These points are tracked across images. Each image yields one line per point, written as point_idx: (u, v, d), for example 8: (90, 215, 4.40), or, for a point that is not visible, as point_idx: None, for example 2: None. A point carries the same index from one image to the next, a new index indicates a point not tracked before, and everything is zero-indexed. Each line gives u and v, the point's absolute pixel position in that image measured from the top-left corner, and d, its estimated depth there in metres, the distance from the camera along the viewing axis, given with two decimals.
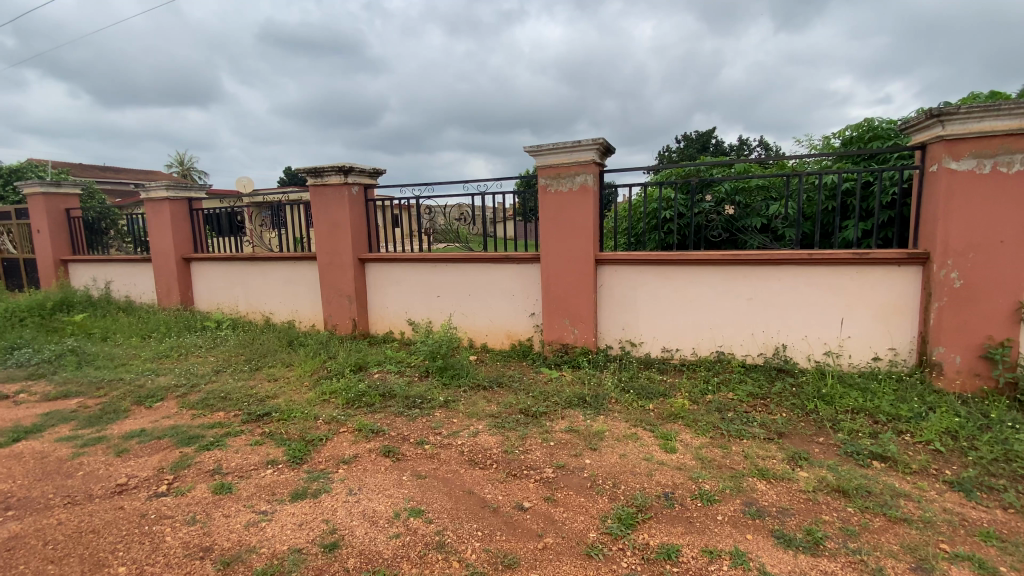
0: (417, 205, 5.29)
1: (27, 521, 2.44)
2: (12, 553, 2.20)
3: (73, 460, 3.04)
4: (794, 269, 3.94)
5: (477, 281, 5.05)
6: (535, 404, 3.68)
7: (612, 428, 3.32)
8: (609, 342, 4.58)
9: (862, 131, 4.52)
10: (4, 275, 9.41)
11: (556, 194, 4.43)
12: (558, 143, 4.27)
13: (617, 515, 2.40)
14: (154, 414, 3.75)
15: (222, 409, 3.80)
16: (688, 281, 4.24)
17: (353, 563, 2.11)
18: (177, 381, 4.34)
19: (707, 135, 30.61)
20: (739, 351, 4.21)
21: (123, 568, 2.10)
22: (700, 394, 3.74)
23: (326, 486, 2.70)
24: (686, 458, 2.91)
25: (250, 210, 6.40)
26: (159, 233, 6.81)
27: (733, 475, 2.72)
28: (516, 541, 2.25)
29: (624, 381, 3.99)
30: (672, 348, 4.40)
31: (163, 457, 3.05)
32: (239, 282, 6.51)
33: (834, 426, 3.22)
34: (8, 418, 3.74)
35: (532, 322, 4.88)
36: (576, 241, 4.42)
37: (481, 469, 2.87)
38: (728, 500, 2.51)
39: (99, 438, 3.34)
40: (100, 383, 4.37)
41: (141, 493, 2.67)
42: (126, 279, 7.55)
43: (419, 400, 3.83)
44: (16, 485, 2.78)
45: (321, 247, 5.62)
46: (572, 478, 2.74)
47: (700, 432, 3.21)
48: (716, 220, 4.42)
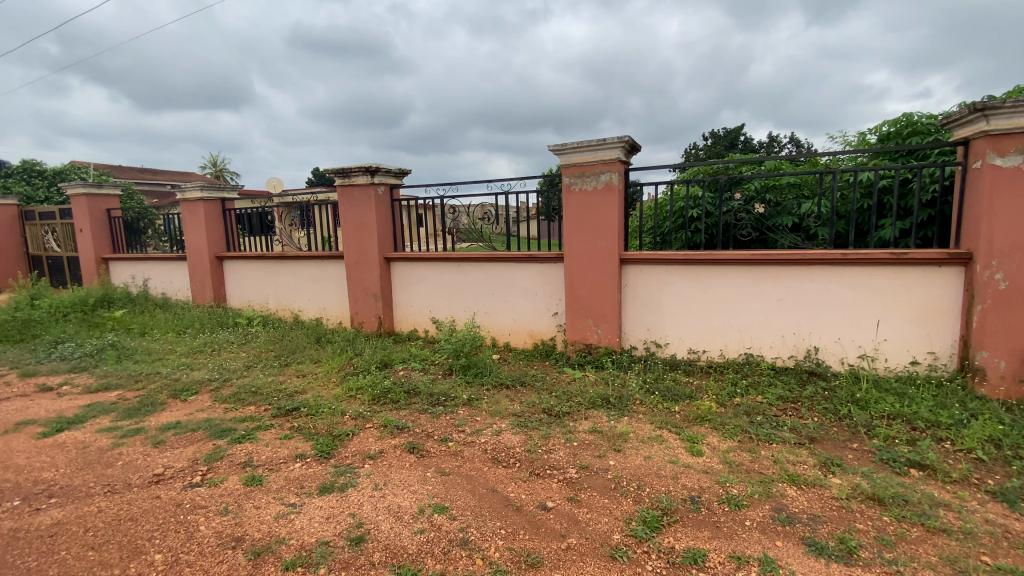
0: (442, 204, 5.33)
1: (69, 508, 2.55)
2: (55, 539, 2.30)
3: (113, 450, 3.17)
4: (827, 269, 3.82)
5: (501, 281, 5.06)
6: (558, 404, 3.67)
7: (637, 429, 3.28)
8: (634, 342, 4.53)
9: (901, 126, 4.35)
10: (51, 272, 9.92)
11: (580, 193, 4.41)
12: (582, 141, 4.25)
13: (642, 518, 2.37)
14: (188, 407, 3.89)
15: (253, 403, 3.91)
16: (715, 281, 4.16)
17: (379, 558, 2.14)
18: (211, 375, 4.48)
19: (735, 132, 30.13)
20: (769, 353, 4.11)
21: (160, 555, 2.17)
22: (727, 397, 3.66)
23: (352, 480, 2.75)
24: (714, 462, 2.86)
25: (280, 210, 6.56)
26: (193, 232, 7.04)
27: (762, 480, 2.65)
28: (540, 541, 2.24)
29: (649, 383, 3.94)
30: (699, 350, 4.32)
31: (197, 449, 3.15)
32: (269, 279, 6.67)
33: (869, 431, 3.11)
34: (53, 408, 3.93)
35: (555, 321, 4.86)
36: (601, 240, 4.38)
37: (504, 468, 2.87)
38: (758, 505, 2.45)
39: (138, 429, 3.47)
40: (138, 377, 4.55)
41: (177, 483, 2.76)
42: (162, 277, 7.83)
43: (443, 397, 3.86)
44: (60, 474, 2.91)
45: (348, 246, 5.71)
46: (597, 480, 2.72)
47: (727, 435, 3.15)
48: (745, 219, 4.31)
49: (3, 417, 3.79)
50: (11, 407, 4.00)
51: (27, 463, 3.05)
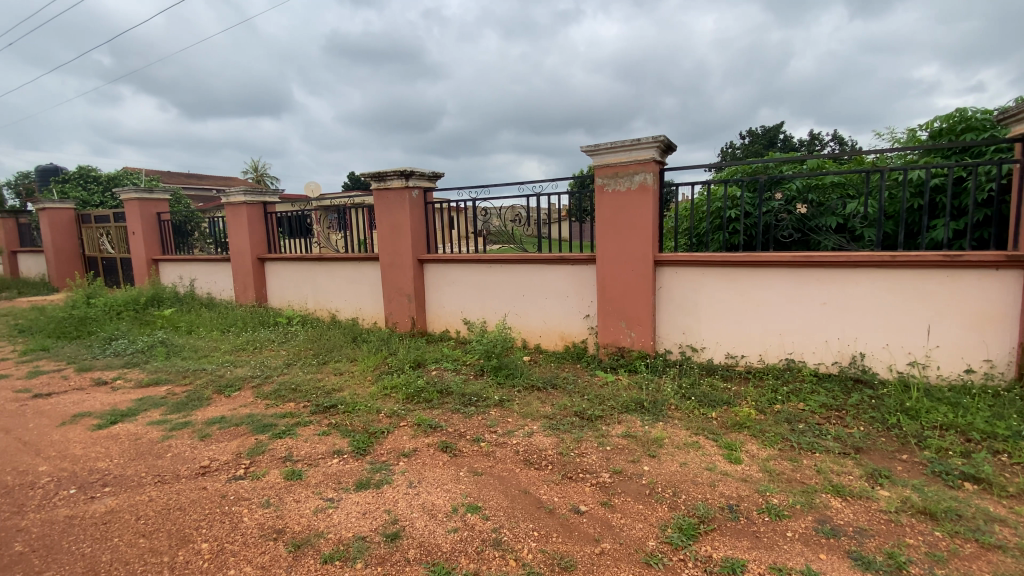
0: (473, 206, 5.38)
1: (122, 497, 2.69)
2: (109, 525, 2.43)
3: (162, 442, 3.33)
4: (874, 272, 3.66)
5: (532, 282, 5.06)
6: (590, 407, 3.63)
7: (672, 435, 3.21)
8: (668, 346, 4.45)
9: (954, 122, 4.12)
10: (106, 272, 10.50)
11: (614, 194, 4.37)
12: (616, 142, 4.21)
13: (678, 525, 2.32)
14: (232, 402, 4.05)
15: (293, 399, 4.03)
16: (754, 283, 4.04)
17: (414, 554, 2.17)
18: (253, 372, 4.65)
19: (774, 129, 29.28)
20: (811, 359, 3.96)
21: (206, 544, 2.26)
22: (767, 403, 3.55)
23: (387, 477, 2.80)
24: (753, 470, 2.77)
25: (318, 213, 6.76)
26: (236, 234, 7.33)
27: (805, 490, 2.56)
28: (573, 545, 2.22)
29: (685, 388, 3.85)
30: (737, 354, 4.20)
31: (240, 443, 3.27)
32: (307, 280, 6.87)
33: (920, 442, 2.96)
34: (108, 401, 4.15)
35: (587, 323, 4.82)
36: (634, 241, 4.32)
37: (537, 470, 2.87)
38: (800, 516, 2.36)
39: (185, 422, 3.63)
40: (186, 372, 4.76)
41: (221, 475, 2.88)
42: (208, 277, 8.18)
43: (475, 398, 3.89)
44: (114, 464, 3.07)
45: (383, 248, 5.83)
46: (631, 485, 2.68)
47: (767, 443, 3.05)
48: (787, 219, 4.18)
49: (63, 408, 4.03)
50: (70, 399, 4.25)
51: (85, 453, 3.23)
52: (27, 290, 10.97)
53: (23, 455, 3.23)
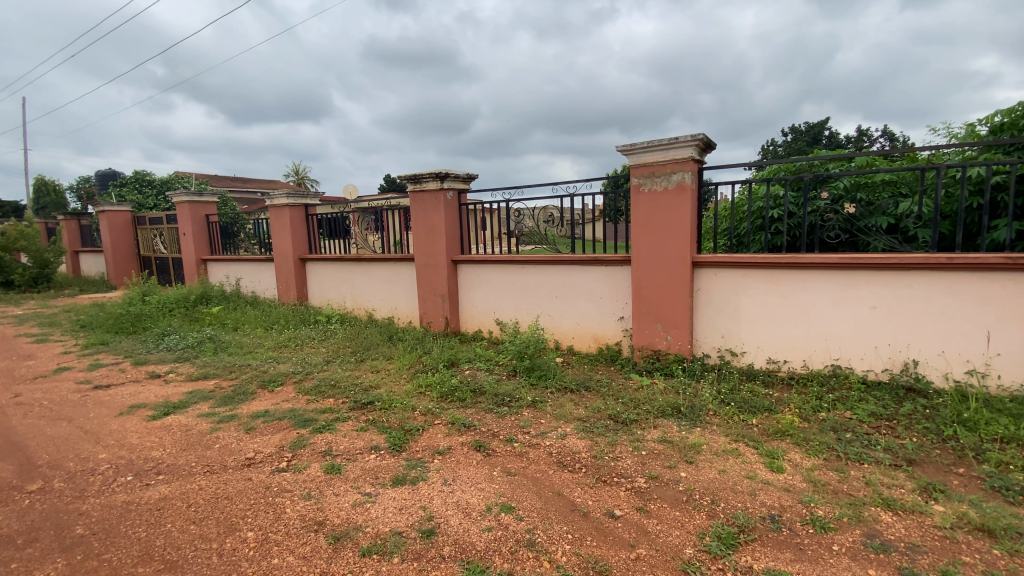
0: (507, 207, 5.40)
1: (175, 485, 2.83)
2: (163, 512, 2.57)
3: (211, 434, 3.49)
4: (928, 275, 3.47)
5: (565, 284, 5.03)
6: (625, 411, 3.58)
7: (710, 441, 3.13)
8: (706, 350, 4.35)
9: (1017, 115, 3.85)
10: (158, 272, 11.10)
11: (650, 194, 4.30)
12: (652, 141, 4.15)
13: (716, 533, 2.26)
14: (275, 397, 4.20)
15: (332, 395, 4.15)
16: (798, 286, 3.90)
17: (449, 552, 2.19)
18: (295, 368, 4.82)
19: (818, 125, 28.13)
20: (859, 366, 3.79)
21: (251, 533, 2.35)
22: (811, 411, 3.41)
23: (423, 474, 2.84)
24: (796, 480, 2.67)
25: (356, 215, 6.95)
26: (279, 235, 7.61)
27: (852, 502, 2.45)
28: (608, 549, 2.20)
29: (724, 393, 3.75)
30: (780, 359, 4.06)
31: (283, 437, 3.39)
32: (346, 280, 7.06)
33: (978, 456, 2.79)
34: (161, 394, 4.38)
35: (621, 326, 4.76)
36: (672, 242, 4.23)
37: (570, 472, 2.85)
38: (847, 529, 2.26)
39: (232, 415, 3.80)
40: (232, 368, 4.98)
41: (266, 467, 2.99)
42: (252, 276, 8.52)
43: (508, 398, 3.90)
44: (167, 453, 3.24)
45: (418, 248, 5.93)
46: (667, 491, 2.63)
47: (811, 452, 2.94)
48: (833, 219, 4.03)
49: (121, 400, 4.28)
50: (127, 391, 4.51)
51: (140, 442, 3.42)
52: (88, 287, 11.69)
53: (86, 443, 3.44)
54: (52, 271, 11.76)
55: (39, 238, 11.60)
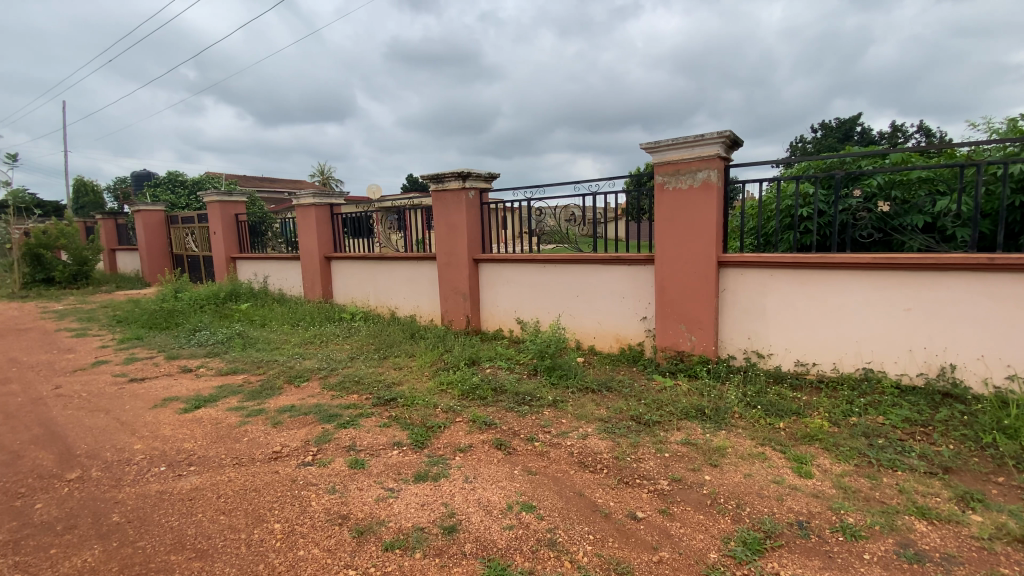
0: (528, 206, 5.41)
1: (205, 476, 2.92)
2: (194, 502, 2.65)
3: (240, 427, 3.59)
4: (967, 276, 3.33)
5: (587, 283, 5.00)
6: (647, 412, 3.54)
7: (735, 444, 3.07)
8: (732, 351, 4.27)
9: None
10: (190, 269, 11.45)
11: (675, 192, 4.24)
12: (678, 138, 4.09)
13: (742, 538, 2.22)
14: (301, 392, 4.29)
15: (356, 391, 4.22)
16: (829, 287, 3.79)
17: (470, 548, 2.21)
18: (320, 364, 4.92)
19: (850, 121, 27.22)
20: (893, 370, 3.66)
21: (278, 525, 2.41)
22: (841, 416, 3.31)
23: (444, 471, 2.87)
24: (826, 486, 2.60)
25: (379, 214, 7.05)
26: (305, 235, 7.76)
27: (884, 510, 2.37)
28: (630, 551, 2.18)
29: (750, 396, 3.67)
30: (809, 362, 3.95)
31: (308, 431, 3.46)
32: (369, 278, 7.16)
33: (1020, 465, 2.66)
34: (192, 387, 4.53)
35: (644, 326, 4.71)
36: (697, 241, 4.16)
37: (592, 472, 2.84)
38: (878, 538, 2.19)
39: (260, 409, 3.89)
40: (260, 363, 5.10)
41: (292, 460, 3.06)
42: (279, 274, 8.72)
43: (529, 397, 3.90)
44: (198, 445, 3.34)
45: (439, 247, 5.98)
46: (691, 494, 2.59)
47: (841, 457, 2.86)
48: (866, 217, 3.91)
49: (154, 393, 4.44)
50: (160, 384, 4.67)
51: (173, 434, 3.53)
52: (124, 284, 12.14)
53: (122, 434, 3.58)
54: (90, 268, 12.25)
55: (79, 237, 12.09)
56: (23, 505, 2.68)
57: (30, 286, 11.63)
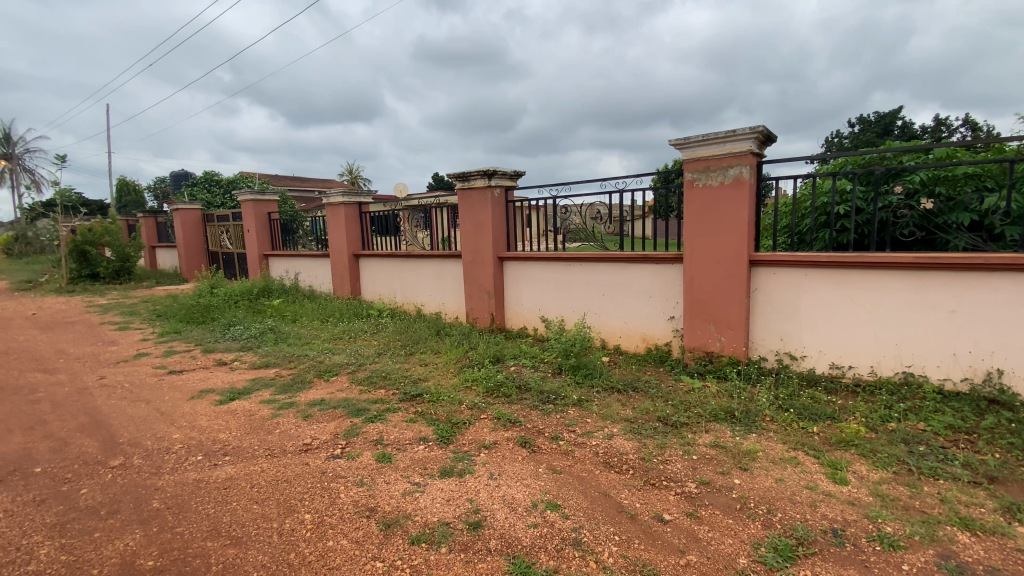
0: (554, 204, 5.39)
1: (239, 466, 3.02)
2: (229, 490, 2.75)
3: (272, 419, 3.69)
4: (1018, 276, 3.16)
5: (613, 282, 4.95)
6: (675, 413, 3.49)
7: (766, 448, 3.00)
8: (763, 353, 4.17)
9: None
10: (225, 266, 11.84)
11: (705, 189, 4.15)
12: (709, 134, 4.01)
13: (773, 544, 2.16)
14: (331, 386, 4.39)
15: (383, 386, 4.29)
16: (866, 287, 3.66)
17: (495, 545, 2.22)
18: (349, 360, 5.02)
19: (890, 115, 26.07)
20: (934, 374, 3.51)
21: (308, 516, 2.47)
22: (879, 421, 3.19)
23: (469, 467, 2.89)
24: (862, 493, 2.51)
25: (406, 212, 7.13)
26: (334, 233, 7.93)
27: (925, 520, 2.27)
28: (656, 553, 2.15)
29: (782, 399, 3.57)
30: (844, 365, 3.82)
31: (337, 425, 3.53)
32: (396, 276, 7.26)
33: None
34: (227, 380, 4.69)
35: (671, 326, 4.64)
36: (728, 239, 4.07)
37: (617, 473, 2.81)
38: (918, 548, 2.10)
39: (291, 402, 4.00)
40: (291, 358, 5.24)
41: (322, 453, 3.13)
42: (309, 271, 8.93)
43: (553, 395, 3.89)
44: (233, 436, 3.45)
45: (465, 245, 6.02)
46: (719, 498, 2.54)
47: (879, 464, 2.75)
48: (907, 215, 3.76)
49: (191, 384, 4.61)
50: (197, 376, 4.86)
51: (209, 425, 3.66)
52: (163, 280, 12.63)
53: (161, 423, 3.73)
54: (132, 264, 12.79)
55: (121, 234, 12.64)
56: (70, 490, 2.83)
57: (77, 281, 12.20)
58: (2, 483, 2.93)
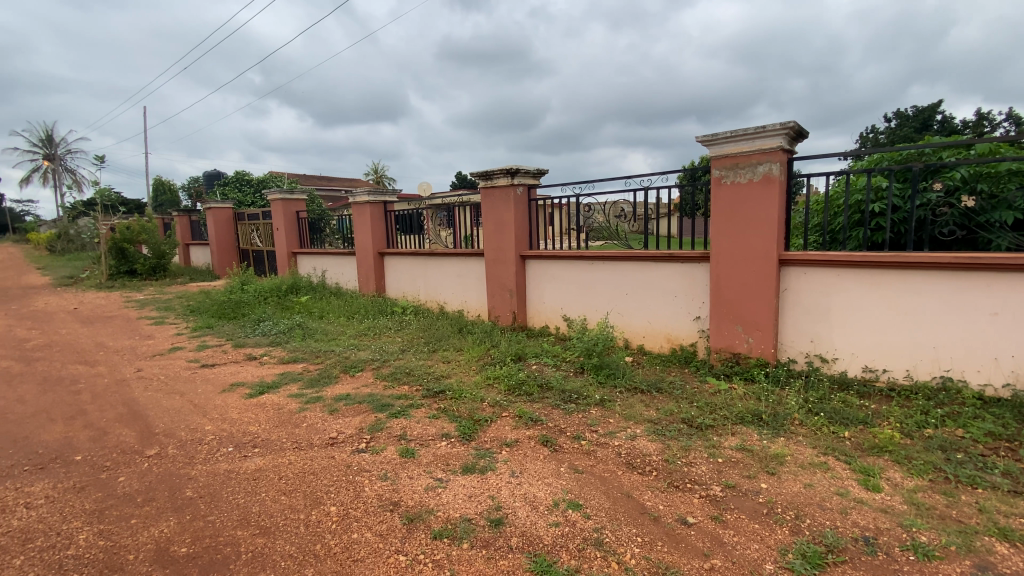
0: (577, 203, 5.37)
1: (268, 458, 3.10)
2: (259, 481, 2.83)
3: (300, 413, 3.78)
4: None
5: (637, 281, 4.90)
6: (699, 415, 3.44)
7: (795, 453, 2.92)
8: (792, 355, 4.06)
9: None
10: (255, 263, 12.17)
11: (733, 186, 4.07)
12: (737, 130, 3.92)
13: (800, 551, 2.11)
14: (356, 381, 4.48)
15: (406, 382, 4.35)
16: (902, 288, 3.53)
17: (516, 542, 2.23)
18: (374, 356, 5.10)
19: (930, 109, 24.98)
20: (974, 379, 3.37)
21: (334, 508, 2.53)
22: (915, 427, 3.08)
23: (491, 464, 2.91)
24: (895, 501, 2.42)
25: (429, 211, 7.21)
26: (360, 231, 8.07)
27: (961, 530, 2.18)
28: (679, 556, 2.13)
29: (812, 402, 3.48)
30: (878, 368, 3.70)
31: (362, 419, 3.60)
32: (420, 274, 7.34)
33: None
34: (257, 374, 4.82)
35: (697, 326, 4.56)
36: (757, 237, 3.98)
37: (640, 474, 2.78)
38: (955, 559, 2.03)
39: (318, 397, 4.09)
40: (318, 353, 5.36)
41: (347, 447, 3.19)
42: (336, 269, 9.11)
43: (575, 395, 3.87)
44: (262, 428, 3.55)
45: (488, 244, 6.04)
46: (745, 502, 2.49)
47: (914, 472, 2.65)
48: (947, 213, 3.61)
49: (223, 378, 4.77)
50: (229, 370, 5.01)
51: (239, 417, 3.78)
52: (196, 276, 13.06)
53: (195, 415, 3.87)
54: (168, 261, 13.27)
55: (158, 232, 13.11)
56: (109, 478, 2.95)
57: (116, 277, 12.73)
58: (46, 470, 3.08)
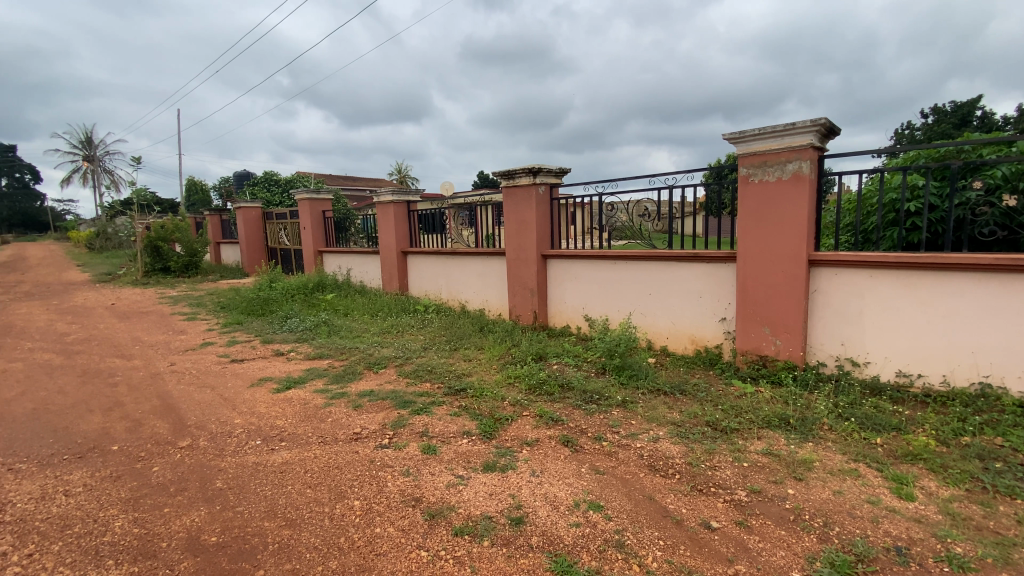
0: (600, 202, 5.33)
1: (295, 452, 3.18)
2: (285, 474, 2.90)
3: (325, 408, 3.86)
4: None
5: (661, 281, 4.84)
6: (724, 418, 3.38)
7: (824, 458, 2.85)
8: (822, 359, 3.95)
9: None
10: (282, 261, 12.46)
11: (761, 185, 3.98)
12: (766, 127, 3.84)
13: (828, 559, 2.06)
14: (379, 378, 4.55)
15: (428, 379, 4.40)
16: (940, 290, 3.39)
17: (536, 541, 2.23)
18: (397, 353, 5.17)
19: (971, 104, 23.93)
20: (1015, 385, 3.23)
21: (358, 502, 2.57)
22: (951, 435, 2.96)
23: (512, 463, 2.92)
24: (929, 511, 2.34)
25: (452, 210, 7.26)
26: (384, 230, 8.19)
27: (999, 542, 2.09)
28: (702, 560, 2.10)
29: (842, 407, 3.38)
30: (913, 373, 3.57)
31: (385, 415, 3.66)
32: (442, 273, 7.40)
33: None
34: (284, 369, 4.94)
35: (723, 327, 4.48)
36: (785, 237, 3.88)
37: (663, 477, 2.75)
38: (992, 572, 1.94)
39: (342, 393, 4.17)
40: (342, 350, 5.46)
41: (370, 442, 3.25)
42: (360, 267, 9.26)
43: (597, 395, 3.85)
44: (289, 423, 3.64)
45: (510, 243, 6.05)
46: (771, 507, 2.44)
47: (950, 481, 2.55)
48: (987, 212, 3.45)
49: (252, 372, 4.90)
50: (257, 365, 5.14)
51: (266, 411, 3.87)
52: (226, 274, 13.44)
53: (224, 408, 3.98)
54: (200, 259, 13.69)
55: (190, 231, 13.53)
56: (144, 468, 3.07)
57: (151, 274, 13.20)
58: (85, 459, 3.22)
